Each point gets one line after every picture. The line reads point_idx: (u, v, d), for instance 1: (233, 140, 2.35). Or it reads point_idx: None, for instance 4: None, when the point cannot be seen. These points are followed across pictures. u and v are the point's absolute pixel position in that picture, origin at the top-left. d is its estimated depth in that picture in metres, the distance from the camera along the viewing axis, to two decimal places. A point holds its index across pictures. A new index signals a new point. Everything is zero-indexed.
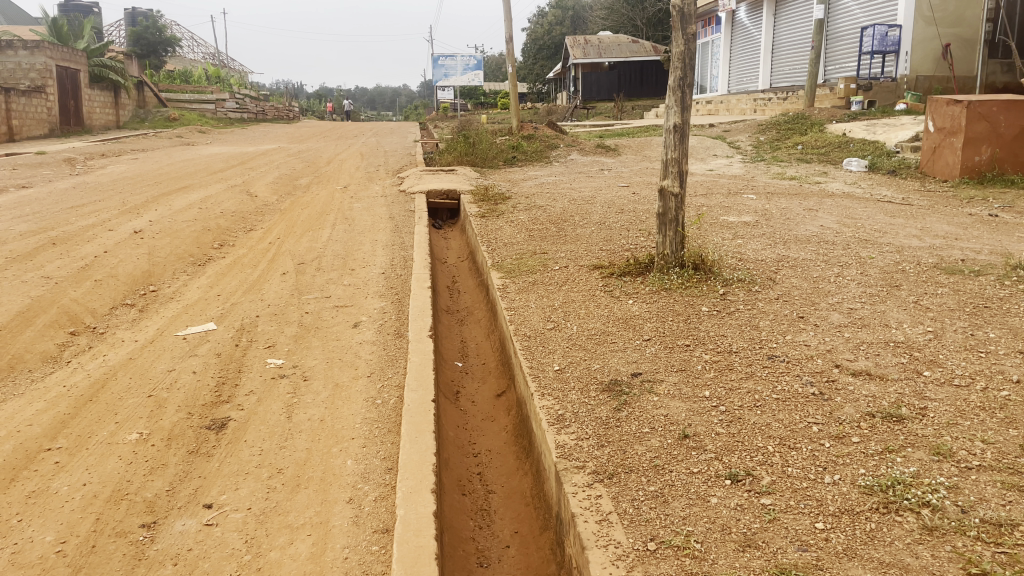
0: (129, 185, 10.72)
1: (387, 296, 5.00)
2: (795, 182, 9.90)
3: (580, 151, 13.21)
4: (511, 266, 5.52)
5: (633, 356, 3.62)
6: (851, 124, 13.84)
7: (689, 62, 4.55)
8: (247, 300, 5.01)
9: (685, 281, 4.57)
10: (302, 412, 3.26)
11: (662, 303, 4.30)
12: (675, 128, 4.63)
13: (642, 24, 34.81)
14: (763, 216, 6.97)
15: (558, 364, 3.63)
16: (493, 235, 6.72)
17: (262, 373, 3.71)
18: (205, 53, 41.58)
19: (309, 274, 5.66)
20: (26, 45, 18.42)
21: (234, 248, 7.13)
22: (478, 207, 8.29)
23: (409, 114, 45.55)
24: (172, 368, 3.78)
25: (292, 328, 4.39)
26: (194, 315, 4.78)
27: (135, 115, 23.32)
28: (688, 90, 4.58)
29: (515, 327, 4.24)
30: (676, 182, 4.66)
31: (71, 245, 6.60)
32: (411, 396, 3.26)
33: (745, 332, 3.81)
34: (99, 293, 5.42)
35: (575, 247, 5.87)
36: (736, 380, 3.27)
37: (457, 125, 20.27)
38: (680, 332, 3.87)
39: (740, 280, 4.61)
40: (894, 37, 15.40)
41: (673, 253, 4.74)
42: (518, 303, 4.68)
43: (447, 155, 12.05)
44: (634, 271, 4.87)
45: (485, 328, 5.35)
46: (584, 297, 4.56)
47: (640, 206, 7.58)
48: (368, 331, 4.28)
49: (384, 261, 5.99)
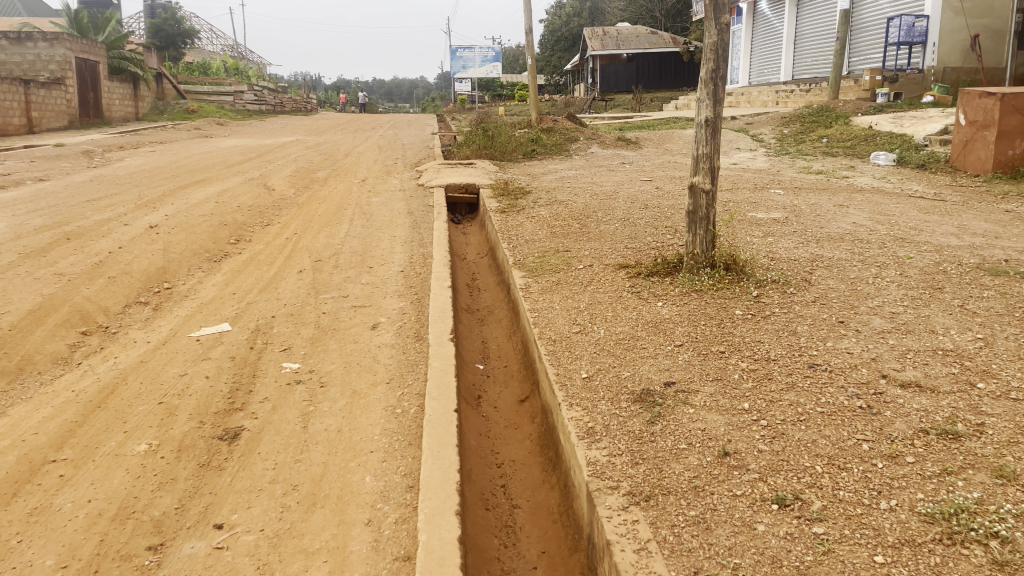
0: (146, 179, 10.63)
1: (406, 295, 4.84)
2: (823, 176, 9.65)
3: (601, 143, 12.99)
4: (534, 265, 5.34)
5: (665, 363, 3.44)
6: (878, 117, 13.52)
7: (723, 53, 4.34)
8: (263, 299, 4.87)
9: (716, 282, 4.38)
10: (319, 421, 3.11)
11: (693, 305, 4.12)
12: (706, 122, 4.42)
13: (661, 15, 34.45)
14: (793, 212, 6.75)
15: (587, 371, 3.45)
16: (514, 232, 6.54)
17: (278, 378, 3.56)
18: (223, 45, 41.59)
19: (326, 271, 5.52)
20: (46, 37, 18.44)
21: (250, 244, 7.00)
22: (498, 202, 8.12)
23: (426, 106, 45.34)
24: (184, 372, 3.64)
25: (308, 329, 4.24)
26: (209, 314, 4.65)
27: (154, 107, 23.32)
28: (721, 83, 4.38)
29: (540, 330, 4.06)
30: (707, 178, 4.46)
31: (86, 240, 6.50)
32: (432, 405, 3.10)
33: (783, 338, 3.62)
34: (112, 290, 5.30)
35: (599, 245, 5.68)
36: (776, 392, 3.08)
37: (475, 118, 20.09)
38: (713, 337, 3.69)
39: (774, 281, 4.41)
40: (921, 28, 15.07)
41: (703, 253, 4.55)
42: (541, 303, 4.51)
43: (465, 149, 11.87)
44: (662, 271, 4.69)
45: (507, 328, 5.19)
46: (611, 299, 4.38)
47: (664, 202, 7.38)
48: (387, 333, 4.13)
49: (403, 259, 5.84)
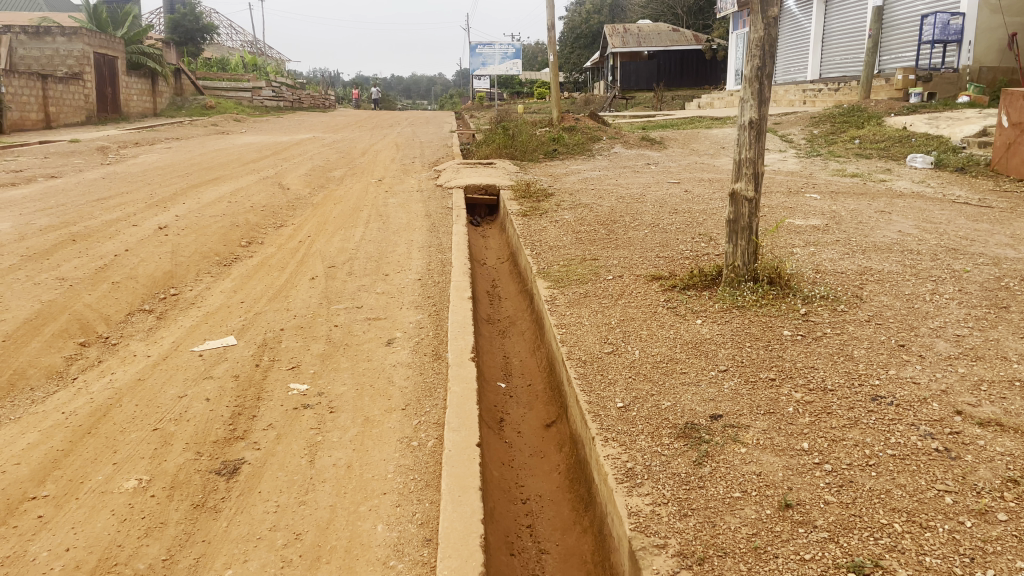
0: (160, 176, 10.42)
1: (424, 307, 4.54)
2: (858, 179, 9.26)
3: (624, 143, 12.63)
4: (559, 274, 5.03)
5: (709, 392, 3.11)
6: (912, 117, 13.08)
7: (770, 50, 4.00)
8: (272, 309, 4.58)
9: (760, 298, 4.05)
10: (327, 455, 2.81)
11: (736, 324, 3.79)
12: (750, 124, 4.09)
13: (683, 12, 34.02)
14: (832, 219, 6.39)
15: (622, 400, 3.13)
16: (537, 237, 6.24)
17: (285, 401, 3.27)
18: (243, 41, 41.58)
19: (340, 279, 5.22)
20: (65, 31, 18.32)
21: (262, 247, 6.74)
22: (519, 204, 7.81)
23: (445, 103, 45.08)
24: (183, 393, 3.35)
25: (319, 345, 3.94)
26: (214, 326, 4.36)
27: (172, 103, 23.19)
28: (767, 82, 4.04)
29: (568, 349, 3.75)
30: (750, 185, 4.13)
31: (91, 242, 6.24)
32: (453, 438, 2.80)
33: (838, 364, 3.29)
34: (116, 297, 5.04)
35: (628, 253, 5.36)
36: (837, 429, 2.76)
37: (494, 116, 19.79)
38: (762, 362, 3.36)
39: (822, 298, 4.08)
40: (957, 25, 14.64)
41: (745, 266, 4.22)
42: (569, 318, 4.19)
43: (485, 147, 11.59)
44: (699, 284, 4.37)
45: (530, 342, 4.87)
46: (645, 315, 4.05)
47: (694, 207, 7.04)
48: (404, 351, 3.82)
49: (421, 266, 5.54)
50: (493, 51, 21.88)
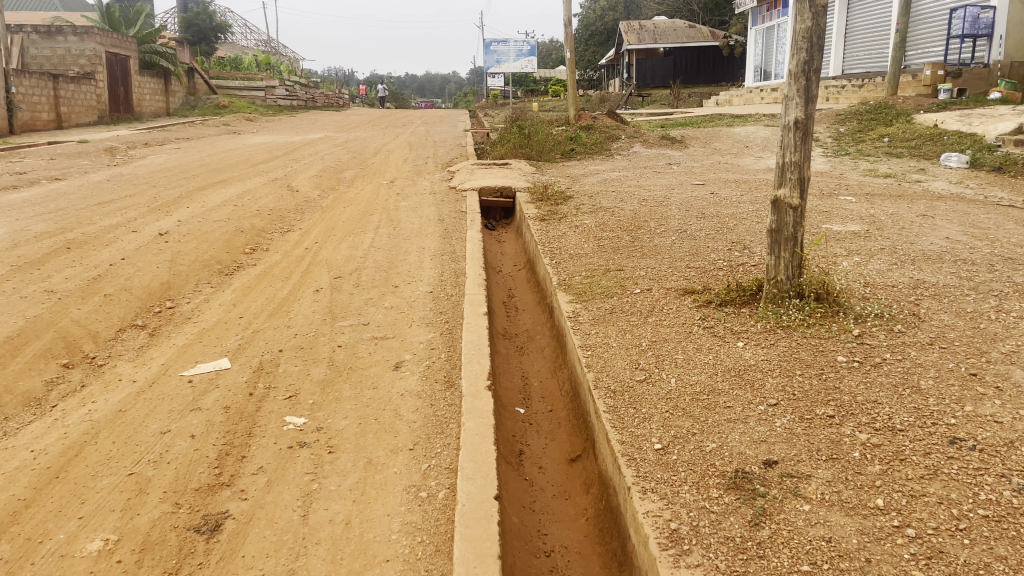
0: (167, 178, 10.13)
1: (435, 324, 4.18)
2: (892, 180, 8.82)
3: (644, 142, 12.21)
4: (582, 287, 4.65)
5: (760, 432, 2.73)
6: (942, 115, 12.55)
7: (818, 42, 3.62)
8: (271, 326, 4.23)
9: (807, 316, 3.66)
10: (323, 508, 2.45)
11: (783, 347, 3.41)
12: (796, 124, 3.70)
13: (699, 9, 33.52)
14: (873, 224, 5.97)
15: (660, 440, 2.75)
16: (557, 244, 5.86)
17: (278, 439, 2.91)
18: (258, 41, 41.47)
19: (346, 291, 4.87)
20: (77, 30, 18.09)
21: (267, 254, 6.40)
22: (537, 207, 7.44)
23: (460, 100, 44.73)
24: (166, 428, 3.01)
25: (320, 369, 3.58)
26: (208, 346, 4.02)
27: (185, 103, 22.98)
28: (815, 77, 3.66)
29: (595, 376, 3.36)
30: (795, 191, 3.74)
31: (87, 250, 5.93)
32: (468, 489, 2.44)
33: (904, 399, 2.90)
34: (107, 312, 4.71)
35: (655, 263, 4.97)
36: (915, 482, 2.37)
37: (510, 114, 19.43)
38: (817, 394, 2.97)
39: (876, 316, 3.68)
40: (987, 19, 14.29)
41: (788, 280, 3.82)
42: (595, 338, 3.81)
43: (500, 147, 11.23)
44: (738, 299, 3.99)
45: (551, 360, 4.49)
46: (679, 336, 3.66)
47: (723, 210, 6.64)
48: (413, 377, 3.46)
49: (434, 276, 5.17)
50: (507, 49, 21.12)
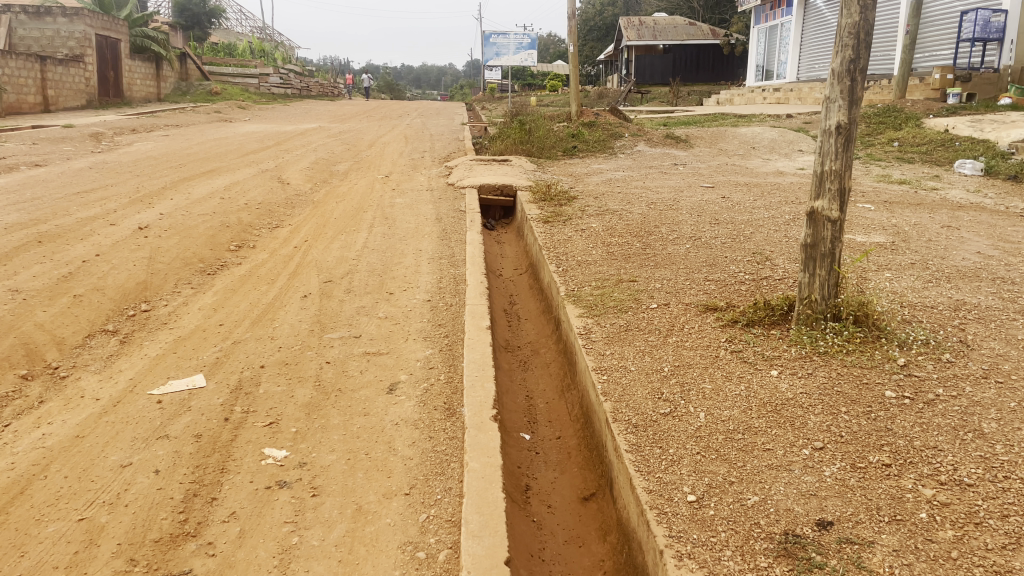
0: (151, 167, 9.70)
1: (434, 339, 3.81)
2: (907, 187, 8.47)
3: (647, 141, 11.83)
4: (593, 299, 4.30)
5: (808, 483, 2.39)
6: (953, 119, 12.21)
7: (867, 39, 3.27)
8: (254, 337, 3.85)
9: (846, 343, 3.31)
10: (303, 570, 2.10)
11: (822, 377, 3.06)
12: (838, 129, 3.35)
13: (699, 6, 33.02)
14: (898, 235, 5.64)
15: (693, 490, 2.41)
16: (562, 249, 5.51)
17: (254, 477, 2.55)
18: (253, 27, 40.91)
19: (337, 297, 4.51)
20: (66, 11, 17.55)
21: (253, 252, 6.03)
22: (540, 208, 7.08)
23: (456, 93, 44.04)
24: (127, 460, 2.65)
25: (305, 389, 3.22)
26: (183, 359, 3.65)
27: (177, 88, 22.47)
28: (860, 79, 3.31)
29: (614, 407, 3.01)
30: (834, 203, 3.39)
31: (60, 245, 5.54)
32: (475, 551, 2.09)
33: (968, 446, 2.55)
34: (76, 315, 4.33)
35: (670, 274, 4.62)
36: (997, 555, 2.03)
37: (509, 108, 19.07)
38: (868, 438, 2.63)
39: (921, 344, 3.33)
40: (998, 23, 13.82)
41: (824, 300, 3.47)
42: (609, 360, 3.46)
43: (500, 143, 10.87)
44: (765, 319, 3.65)
45: (558, 379, 4.14)
46: (705, 360, 3.31)
47: (737, 216, 6.29)
48: (410, 402, 3.09)
49: (431, 283, 4.80)
50: (507, 40, 19.03)
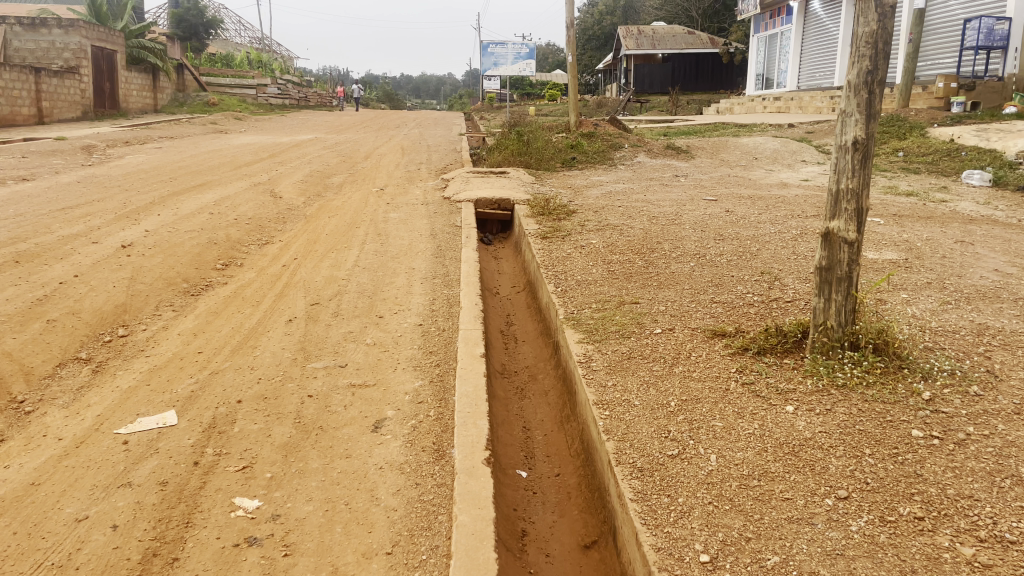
0: (141, 181, 9.48)
1: (425, 368, 3.59)
2: (915, 199, 8.25)
3: (648, 152, 11.62)
4: (593, 323, 4.07)
5: (833, 541, 2.16)
6: (958, 129, 12.01)
7: (886, 48, 3.05)
8: (233, 367, 3.62)
9: (866, 375, 3.09)
10: None
11: (842, 415, 2.83)
12: (854, 145, 3.13)
13: (698, 15, 32.87)
14: (911, 252, 5.42)
15: (706, 548, 2.18)
16: (561, 267, 5.28)
17: (222, 533, 2.32)
18: (252, 38, 40.90)
19: (324, 321, 4.28)
20: (62, 23, 17.38)
21: (240, 271, 5.81)
22: (538, 223, 6.87)
23: (455, 103, 43.93)
24: (83, 514, 2.42)
25: (284, 427, 2.99)
26: (156, 391, 3.42)
27: (173, 99, 22.30)
28: (878, 90, 3.09)
29: (617, 447, 2.78)
30: (851, 224, 3.16)
31: (37, 265, 5.32)
32: None
33: (1007, 495, 2.32)
34: (46, 342, 4.10)
35: (675, 294, 4.40)
36: None
37: (507, 118, 18.88)
38: (897, 486, 2.40)
39: (948, 376, 3.10)
40: (1002, 31, 13.68)
41: (840, 326, 3.24)
42: (611, 391, 3.23)
43: (497, 154, 10.66)
44: (779, 347, 3.42)
45: (557, 409, 3.90)
46: (714, 394, 3.08)
47: (742, 231, 6.07)
48: (396, 442, 2.86)
49: (423, 305, 4.57)
50: (505, 50, 18.79)
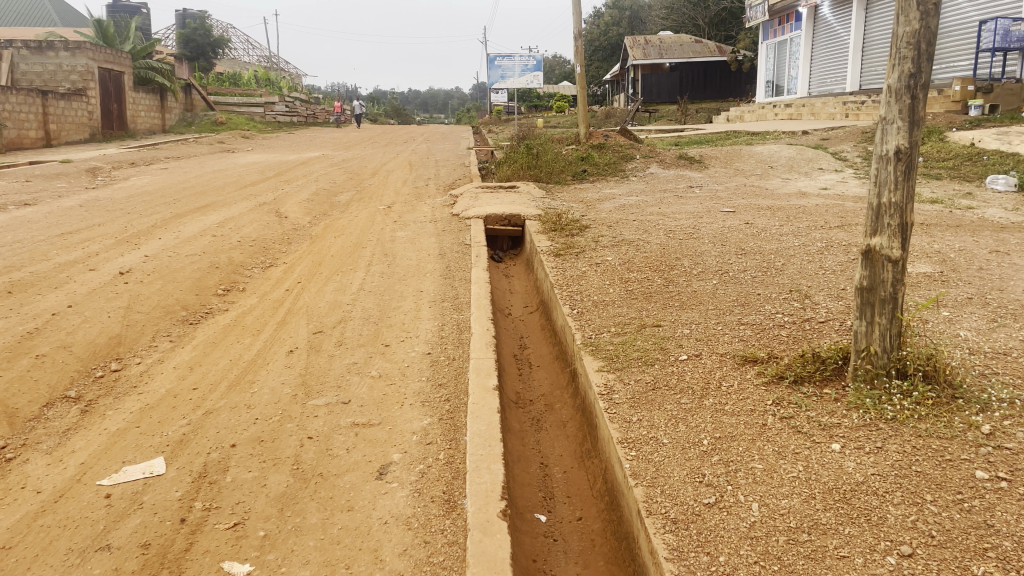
0: (145, 203, 9.29)
1: (434, 403, 3.34)
2: (941, 207, 7.94)
3: (660, 163, 11.35)
4: (613, 349, 3.80)
5: None
6: (978, 132, 11.69)
7: (929, 48, 2.79)
8: (229, 405, 3.38)
9: (918, 408, 2.81)
10: None
11: (896, 454, 2.56)
12: (898, 154, 2.87)
13: (704, 24, 32.68)
14: (945, 264, 5.12)
15: None
16: (576, 287, 5.02)
17: None
18: (260, 56, 41.10)
19: (327, 352, 4.04)
20: (68, 45, 17.29)
21: (241, 297, 5.58)
22: (550, 239, 6.62)
23: (462, 116, 43.99)
24: None
25: (282, 474, 2.75)
26: (145, 434, 3.18)
27: (181, 119, 22.25)
28: (922, 95, 2.82)
29: (647, 493, 2.51)
30: (896, 240, 2.89)
31: (31, 295, 5.10)
32: None
33: None
34: (34, 380, 3.87)
35: (699, 315, 4.14)
36: None
37: (516, 131, 18.68)
38: (968, 540, 2.12)
39: (1008, 406, 2.81)
40: (1018, 32, 13.34)
41: (886, 353, 2.96)
42: (636, 427, 2.96)
43: (506, 167, 10.43)
44: (816, 376, 3.15)
45: (576, 443, 3.63)
46: (750, 430, 2.81)
47: (764, 245, 5.79)
48: (402, 492, 2.61)
49: (432, 332, 4.33)
50: (512, 62, 18.54)
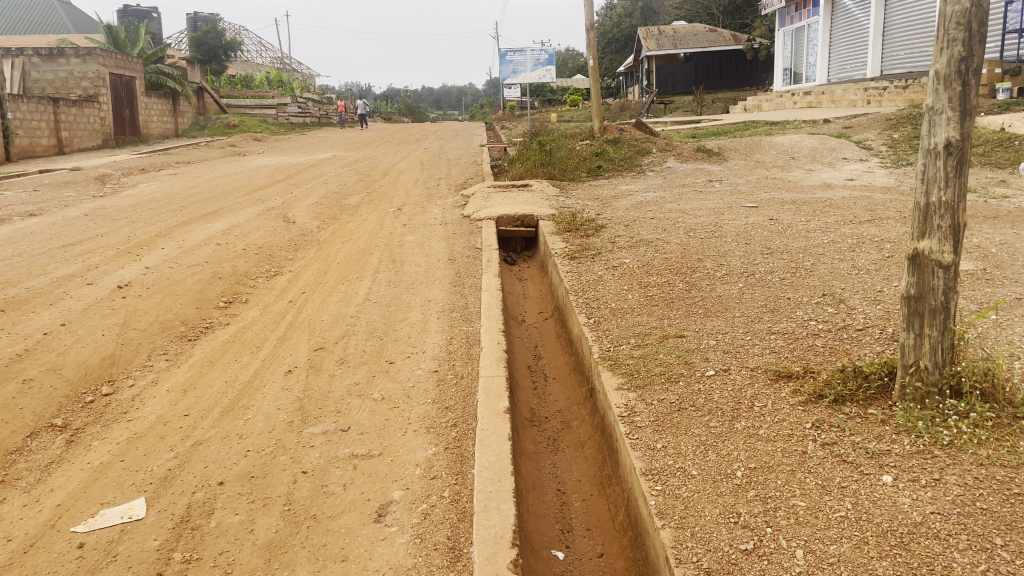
0: (150, 211, 9.09)
1: (439, 431, 3.07)
2: (974, 196, 7.58)
3: (678, 156, 11.03)
4: (633, 364, 3.52)
5: None
6: (1008, 116, 11.27)
7: (981, 28, 2.48)
8: (220, 435, 3.14)
9: (979, 431, 2.50)
10: None
11: (957, 488, 2.26)
12: (948, 147, 2.56)
13: (718, 13, 32.22)
14: (988, 260, 4.80)
15: None
16: (592, 294, 4.74)
17: None
18: (273, 57, 41.04)
19: (327, 372, 3.79)
20: (78, 51, 17.13)
21: (243, 309, 5.35)
22: (564, 241, 6.34)
23: (476, 112, 43.90)
24: None
25: (271, 517, 2.50)
26: (129, 469, 2.94)
27: (194, 123, 22.15)
28: (974, 82, 2.52)
29: (675, 537, 2.24)
30: (947, 243, 2.59)
31: (23, 314, 4.89)
32: None
33: None
34: (18, 408, 3.64)
35: (725, 324, 3.84)
36: None
37: (530, 126, 18.40)
38: None
39: None
40: None
41: (937, 369, 2.66)
42: (661, 457, 2.68)
43: (518, 165, 10.15)
44: (859, 395, 2.85)
45: (595, 466, 3.35)
46: (789, 460, 2.52)
47: (791, 243, 5.48)
48: (402, 538, 2.35)
49: (439, 347, 4.07)
50: (524, 57, 18.21)
